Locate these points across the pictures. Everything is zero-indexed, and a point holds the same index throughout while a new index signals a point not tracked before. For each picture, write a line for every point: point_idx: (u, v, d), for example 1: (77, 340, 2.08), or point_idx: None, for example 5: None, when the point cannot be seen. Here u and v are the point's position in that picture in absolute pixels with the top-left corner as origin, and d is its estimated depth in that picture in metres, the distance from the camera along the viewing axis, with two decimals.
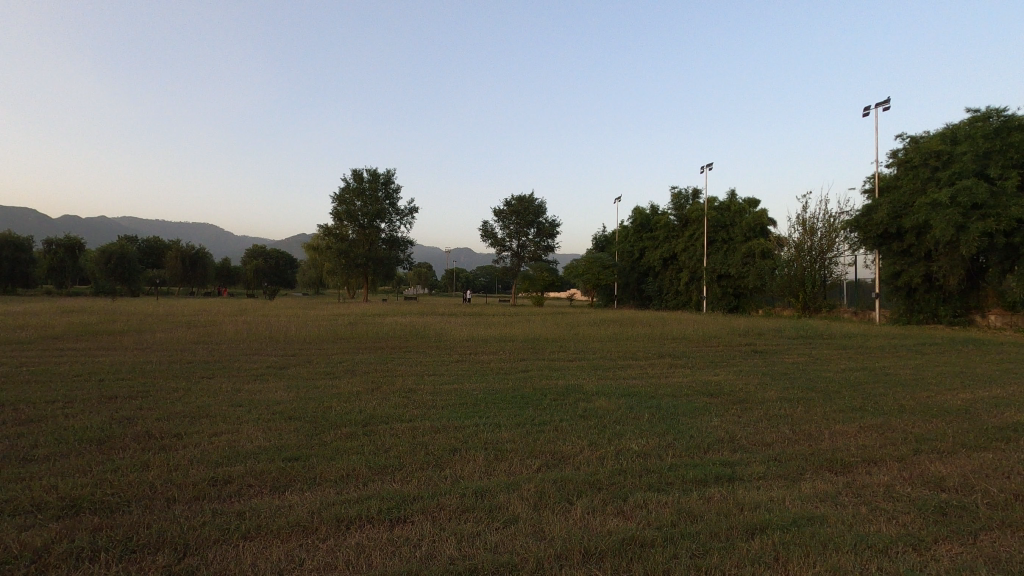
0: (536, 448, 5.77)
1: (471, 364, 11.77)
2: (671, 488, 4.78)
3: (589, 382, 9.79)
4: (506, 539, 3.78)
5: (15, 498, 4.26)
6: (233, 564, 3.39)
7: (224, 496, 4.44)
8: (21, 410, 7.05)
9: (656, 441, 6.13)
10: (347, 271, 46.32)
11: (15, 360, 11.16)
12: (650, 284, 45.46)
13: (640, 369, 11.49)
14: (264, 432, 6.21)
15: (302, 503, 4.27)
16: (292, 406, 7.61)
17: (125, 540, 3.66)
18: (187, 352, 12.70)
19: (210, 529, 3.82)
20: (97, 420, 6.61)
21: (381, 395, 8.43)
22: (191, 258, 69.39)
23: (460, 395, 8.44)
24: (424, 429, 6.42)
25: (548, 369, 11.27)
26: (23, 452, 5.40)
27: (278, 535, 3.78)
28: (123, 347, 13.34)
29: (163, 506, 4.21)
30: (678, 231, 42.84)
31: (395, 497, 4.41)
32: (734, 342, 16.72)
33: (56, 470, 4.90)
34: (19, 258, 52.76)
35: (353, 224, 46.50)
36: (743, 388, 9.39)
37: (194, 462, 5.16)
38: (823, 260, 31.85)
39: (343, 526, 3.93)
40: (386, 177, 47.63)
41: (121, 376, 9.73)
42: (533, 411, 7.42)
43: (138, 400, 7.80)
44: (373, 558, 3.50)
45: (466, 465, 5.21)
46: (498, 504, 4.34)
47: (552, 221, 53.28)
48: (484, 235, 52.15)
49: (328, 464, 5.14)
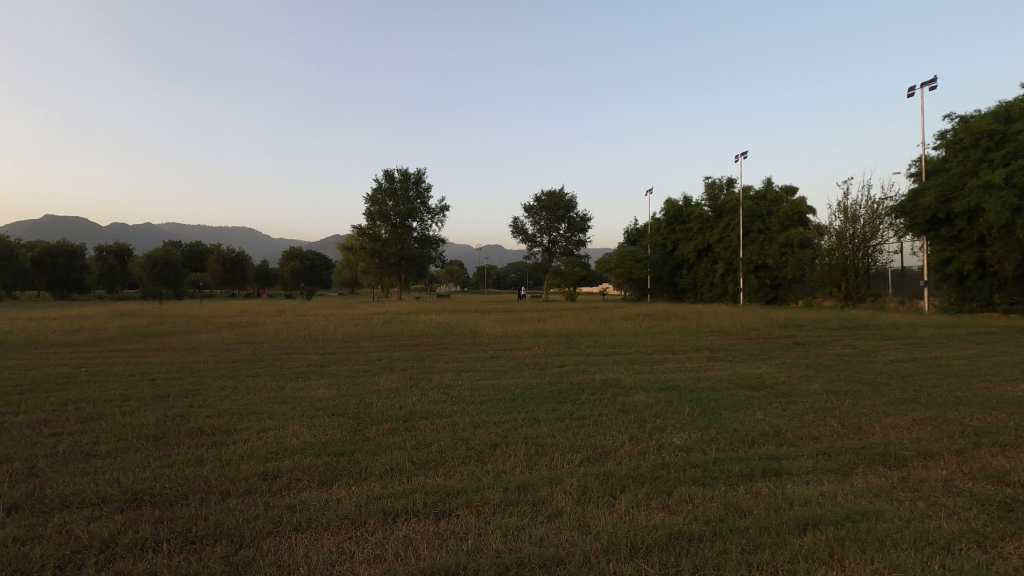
0: (577, 443, 5.75)
1: (507, 360, 11.80)
2: (717, 483, 4.69)
3: (626, 376, 9.70)
4: (551, 533, 3.78)
5: (81, 491, 4.48)
6: (288, 555, 3.49)
7: (274, 490, 4.58)
8: (82, 409, 7.43)
9: (697, 435, 6.04)
10: (381, 270, 47.03)
11: (74, 362, 11.73)
12: (685, 277, 44.87)
13: (679, 363, 11.31)
14: (309, 428, 6.37)
15: (349, 496, 4.36)
16: (335, 402, 7.80)
17: (185, 531, 3.81)
18: (233, 352, 13.15)
19: (263, 521, 3.94)
20: (151, 418, 6.90)
21: (421, 391, 8.54)
22: (231, 261, 71.67)
23: (498, 390, 8.49)
24: (464, 424, 6.48)
25: (584, 364, 11.23)
26: (87, 447, 5.69)
27: (328, 527, 3.87)
28: (172, 348, 13.90)
29: (218, 499, 4.37)
30: (712, 222, 42.09)
31: (440, 491, 4.47)
32: (773, 334, 16.32)
33: (118, 465, 5.14)
34: (73, 265, 55.54)
35: (386, 224, 47.16)
36: (787, 381, 9.17)
37: (244, 457, 5.34)
38: (866, 248, 30.49)
39: (389, 519, 4.00)
40: (417, 176, 48.19)
41: (172, 375, 10.17)
42: (571, 406, 7.42)
43: (189, 398, 8.11)
44: (420, 550, 3.56)
45: (507, 460, 5.22)
46: (542, 498, 4.34)
47: (583, 215, 52.97)
48: (515, 231, 52.18)
49: (373, 459, 5.25)
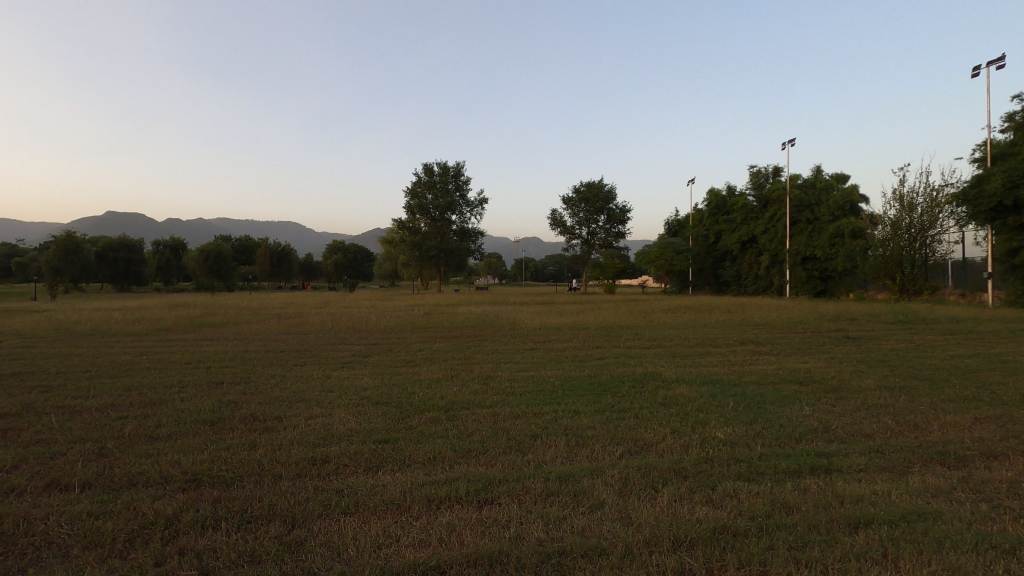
0: (618, 435, 5.72)
1: (546, 352, 11.81)
2: (763, 478, 4.60)
3: (667, 369, 9.56)
4: (593, 524, 3.79)
5: (146, 471, 4.76)
6: (337, 537, 3.62)
7: (323, 474, 4.75)
8: (144, 394, 7.87)
9: (742, 430, 5.90)
10: (421, 262, 47.74)
11: (137, 350, 12.45)
12: (728, 269, 43.76)
13: (722, 356, 11.05)
14: (355, 415, 6.56)
15: (394, 483, 4.48)
16: (379, 391, 8.01)
17: (241, 511, 4.00)
18: (282, 342, 13.65)
19: (314, 503, 4.10)
20: (207, 403, 7.26)
21: (461, 382, 8.64)
22: (277, 254, 74.18)
23: (538, 381, 8.54)
24: (505, 415, 6.54)
25: (624, 356, 11.14)
26: (150, 430, 6.03)
27: (375, 512, 3.99)
28: (224, 338, 14.51)
29: (271, 481, 4.57)
30: (757, 212, 40.84)
31: (482, 479, 4.54)
32: (823, 328, 15.75)
33: (179, 448, 5.42)
34: (132, 258, 58.62)
35: (425, 217, 47.74)
36: (836, 376, 8.86)
37: (294, 442, 5.55)
38: (923, 238, 28.99)
39: (433, 505, 4.10)
40: (455, 170, 48.54)
41: (226, 363, 10.65)
42: (612, 398, 7.39)
43: (241, 385, 8.48)
44: (464, 537, 3.63)
45: (548, 450, 5.25)
46: (583, 488, 4.35)
47: (622, 207, 52.24)
48: (553, 223, 51.97)
49: (416, 447, 5.37)
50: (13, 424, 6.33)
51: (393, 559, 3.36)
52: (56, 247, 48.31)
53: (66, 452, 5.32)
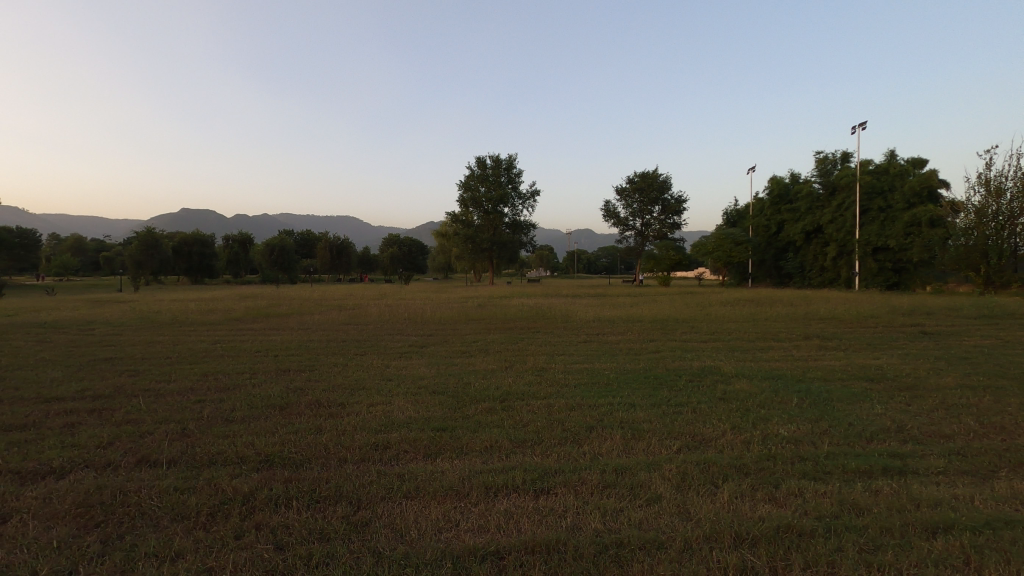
0: (675, 429, 5.63)
1: (600, 345, 11.72)
2: (831, 478, 4.41)
3: (726, 363, 9.31)
4: (651, 517, 3.76)
5: (224, 451, 5.09)
6: (400, 520, 3.75)
7: (385, 459, 4.94)
8: (220, 379, 8.40)
9: (808, 427, 5.67)
10: (474, 255, 48.32)
11: (211, 338, 13.27)
12: (791, 261, 41.91)
13: (785, 351, 10.63)
14: (413, 404, 6.76)
15: (453, 469, 4.60)
16: (436, 380, 8.23)
17: (311, 491, 4.23)
18: (343, 332, 14.18)
19: (377, 486, 4.28)
20: (277, 389, 7.67)
21: (515, 373, 8.74)
22: (337, 248, 76.82)
23: (592, 374, 8.53)
24: (559, 406, 6.56)
25: (680, 350, 10.92)
26: (226, 413, 6.43)
27: (435, 497, 4.12)
28: (290, 328, 15.22)
29: (337, 464, 4.80)
30: (823, 200, 38.84)
31: (538, 468, 4.59)
32: (897, 322, 14.84)
33: (252, 430, 5.77)
34: (205, 253, 62.22)
35: (478, 210, 48.15)
36: (912, 373, 8.35)
37: (358, 428, 5.80)
38: (1013, 226, 26.73)
39: (491, 492, 4.19)
40: (508, 162, 48.70)
41: (292, 351, 11.18)
42: (669, 392, 7.25)
43: (307, 373, 8.91)
44: (521, 525, 3.69)
45: (604, 443, 5.24)
46: (640, 481, 4.32)
47: (678, 197, 50.90)
48: (606, 215, 51.29)
49: (473, 436, 5.48)
50: (107, 405, 6.91)
51: (454, 543, 3.47)
52: (138, 243, 51.99)
53: (153, 431, 5.76)
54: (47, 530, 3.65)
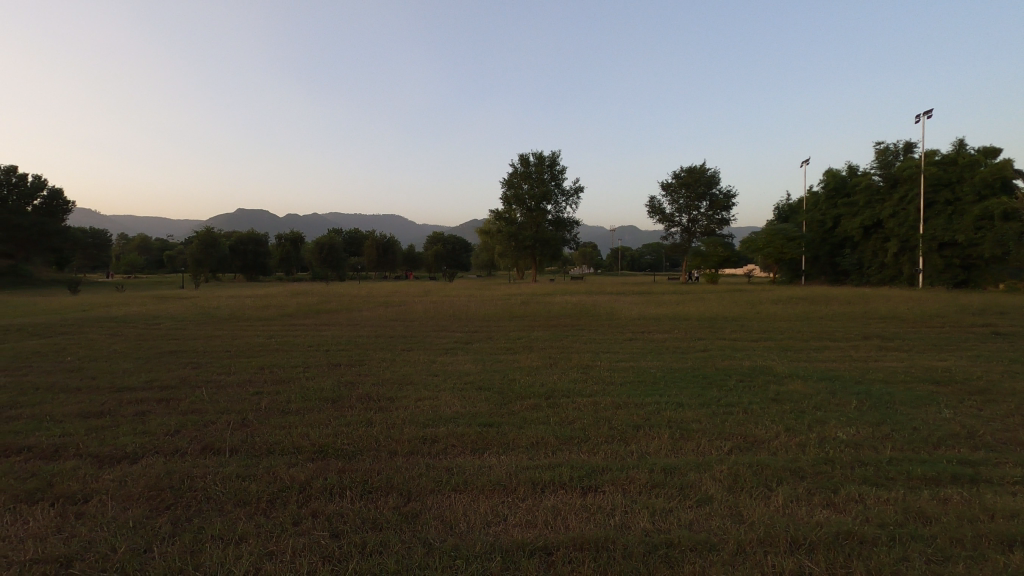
0: (726, 430, 5.50)
1: (646, 343, 11.54)
2: (894, 484, 4.21)
3: (779, 363, 9.02)
4: (701, 518, 3.69)
5: (281, 442, 5.31)
6: (449, 512, 3.82)
7: (434, 452, 5.04)
8: (275, 372, 8.76)
9: (868, 431, 5.42)
10: (517, 253, 48.41)
11: (267, 333, 13.82)
12: (848, 257, 40.09)
13: (843, 352, 10.17)
14: (459, 399, 6.87)
15: (500, 465, 4.64)
16: (481, 376, 8.34)
17: (363, 482, 4.36)
18: (390, 328, 14.51)
19: (426, 479, 4.36)
20: (328, 382, 7.94)
21: (560, 370, 8.72)
22: (383, 246, 78.57)
23: (638, 372, 8.43)
24: (605, 404, 6.51)
25: (730, 349, 10.64)
26: (282, 405, 6.70)
27: (482, 491, 4.17)
28: (339, 324, 15.71)
29: (387, 457, 4.92)
30: (884, 194, 36.96)
31: (585, 466, 4.58)
32: (965, 323, 13.94)
33: (306, 421, 5.99)
34: (260, 251, 64.82)
35: (521, 207, 48.20)
36: (983, 377, 7.85)
37: (406, 421, 5.93)
38: None
39: (538, 488, 4.21)
40: (551, 159, 48.66)
41: (342, 346, 11.52)
42: (718, 392, 7.09)
43: (357, 367, 9.18)
44: (569, 521, 3.69)
45: (652, 442, 5.17)
46: (690, 482, 4.25)
47: (727, 192, 49.47)
48: (651, 211, 50.41)
49: (519, 432, 5.51)
50: (174, 395, 7.32)
51: (502, 537, 3.50)
52: (198, 243, 54.59)
53: (216, 420, 6.06)
54: (123, 511, 3.90)
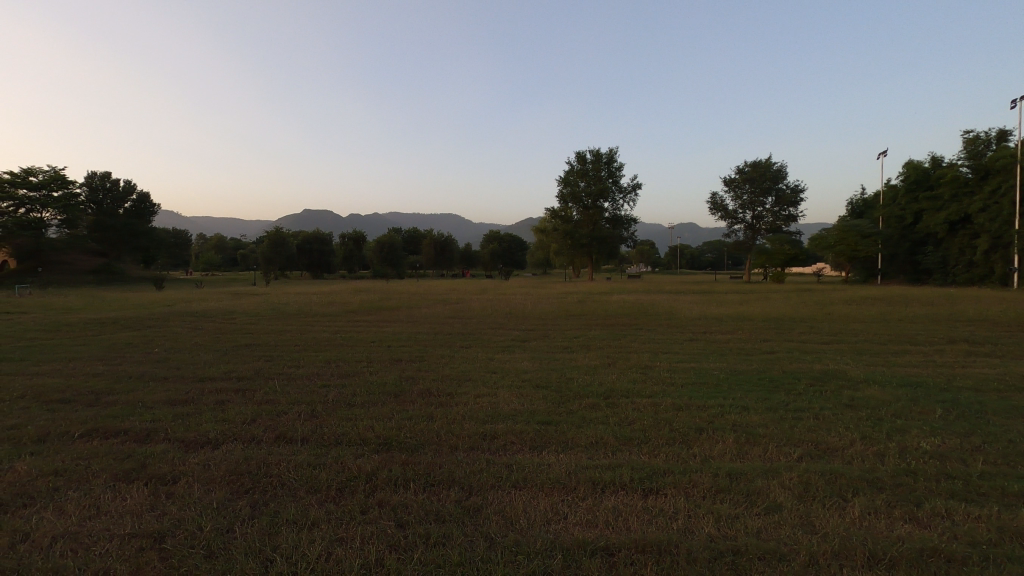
0: (795, 436, 5.28)
1: (707, 344, 11.21)
2: (987, 500, 3.90)
3: (853, 367, 8.54)
4: (770, 526, 3.56)
5: (348, 433, 5.53)
6: (510, 508, 3.86)
7: (493, 449, 5.10)
8: (341, 366, 9.14)
9: (955, 442, 5.04)
10: (573, 251, 48.15)
11: (332, 328, 14.42)
12: (930, 255, 37.34)
13: (925, 356, 9.49)
14: (517, 396, 6.91)
15: (559, 463, 4.65)
16: (539, 374, 8.37)
17: (425, 475, 4.47)
18: (448, 325, 14.80)
19: (487, 475, 4.43)
20: (391, 377, 8.21)
21: (619, 370, 8.61)
22: (441, 245, 80.23)
23: (700, 373, 8.20)
24: (666, 406, 6.39)
25: (797, 351, 10.18)
26: (348, 398, 6.97)
27: (542, 488, 4.19)
28: (400, 320, 16.17)
29: (449, 451, 5.04)
30: (973, 186, 34.13)
31: (646, 468, 4.51)
32: None
33: (371, 414, 6.21)
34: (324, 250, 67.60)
35: (578, 205, 47.85)
36: None
37: (466, 417, 6.04)
38: None
39: (598, 488, 4.18)
40: (608, 156, 48.13)
41: (403, 342, 11.86)
42: (786, 396, 6.80)
43: (416, 363, 9.42)
44: (630, 523, 3.64)
45: (716, 445, 5.03)
46: (757, 488, 4.11)
47: (794, 186, 47.21)
48: (713, 207, 48.84)
49: (578, 431, 5.49)
50: (250, 385, 7.77)
51: (563, 535, 3.52)
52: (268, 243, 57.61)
53: (288, 410, 6.40)
54: (208, 492, 4.19)
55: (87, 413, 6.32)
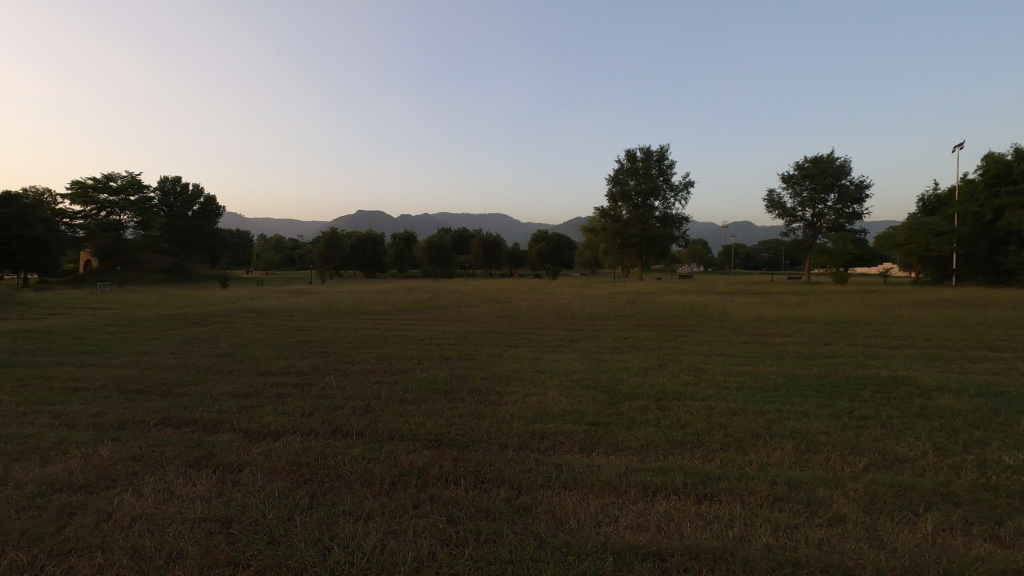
0: (860, 445, 5.02)
1: (763, 347, 10.82)
2: None
3: (924, 374, 8.04)
4: (834, 539, 3.40)
5: (400, 428, 5.67)
6: (560, 509, 3.86)
7: (543, 448, 5.11)
8: (392, 363, 9.36)
9: None
10: (622, 250, 47.48)
11: (383, 326, 14.81)
12: (1012, 255, 34.60)
13: (1006, 364, 8.81)
14: (566, 397, 6.88)
15: (610, 465, 4.60)
16: (588, 374, 8.31)
17: (476, 472, 4.52)
18: (496, 325, 14.91)
19: (536, 474, 4.44)
20: (441, 375, 8.35)
21: (670, 371, 8.43)
22: (489, 244, 80.98)
23: (756, 377, 7.92)
24: (720, 410, 6.20)
25: (862, 356, 9.67)
26: (400, 395, 7.13)
27: (592, 490, 4.16)
28: (449, 319, 16.40)
29: (499, 449, 5.07)
30: None
31: (699, 473, 4.40)
32: None
33: (422, 411, 6.32)
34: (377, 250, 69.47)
35: (627, 204, 47.09)
36: None
37: (515, 416, 6.06)
38: None
39: (649, 492, 4.11)
40: (659, 153, 47.26)
41: (453, 341, 12.04)
42: (850, 403, 6.48)
43: (466, 361, 9.53)
44: (683, 529, 3.57)
45: (773, 452, 4.85)
46: (818, 498, 3.93)
47: (859, 182, 44.83)
48: (770, 205, 47.10)
49: (628, 433, 5.42)
50: (308, 380, 8.10)
51: (614, 538, 3.48)
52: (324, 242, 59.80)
53: (344, 405, 6.61)
54: (270, 481, 4.39)
55: (161, 403, 6.75)
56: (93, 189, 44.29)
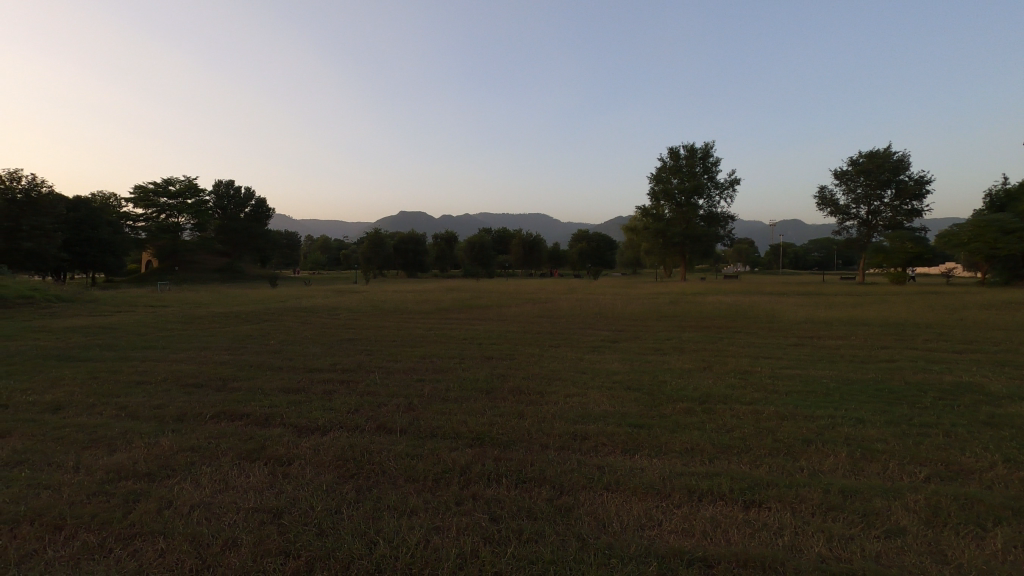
0: (921, 454, 4.77)
1: (815, 349, 10.41)
2: None
3: (991, 380, 7.58)
4: (893, 552, 3.24)
5: (442, 426, 5.74)
6: (602, 510, 3.82)
7: (584, 449, 5.07)
8: (435, 362, 9.50)
9: None
10: (664, 250, 46.64)
11: (425, 325, 15.06)
12: None
13: None
14: (607, 398, 6.81)
15: (653, 468, 4.53)
16: (630, 376, 8.21)
17: (517, 471, 4.54)
18: (536, 324, 14.93)
19: (578, 475, 4.41)
20: (482, 374, 8.40)
21: (715, 374, 8.23)
22: (530, 244, 81.05)
23: (807, 381, 7.63)
24: (768, 414, 6.01)
25: (922, 360, 9.19)
26: (442, 393, 7.21)
27: (635, 492, 4.11)
28: (489, 319, 16.51)
29: (540, 449, 5.07)
30: None
31: (747, 479, 4.27)
32: None
33: (464, 410, 6.38)
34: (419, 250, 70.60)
35: (670, 202, 46.24)
36: None
37: (556, 416, 6.05)
38: None
39: (694, 497, 4.03)
40: (703, 151, 46.25)
41: (493, 340, 12.12)
42: (909, 409, 6.15)
43: (507, 361, 9.56)
44: (730, 535, 3.48)
45: (826, 459, 4.66)
46: (876, 509, 3.75)
47: (919, 178, 42.57)
48: (821, 202, 45.34)
49: (672, 436, 5.31)
50: (354, 377, 8.31)
51: (658, 542, 3.42)
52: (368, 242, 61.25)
53: (388, 402, 6.75)
54: (318, 475, 4.53)
55: (216, 397, 7.06)
56: (154, 193, 46.80)
